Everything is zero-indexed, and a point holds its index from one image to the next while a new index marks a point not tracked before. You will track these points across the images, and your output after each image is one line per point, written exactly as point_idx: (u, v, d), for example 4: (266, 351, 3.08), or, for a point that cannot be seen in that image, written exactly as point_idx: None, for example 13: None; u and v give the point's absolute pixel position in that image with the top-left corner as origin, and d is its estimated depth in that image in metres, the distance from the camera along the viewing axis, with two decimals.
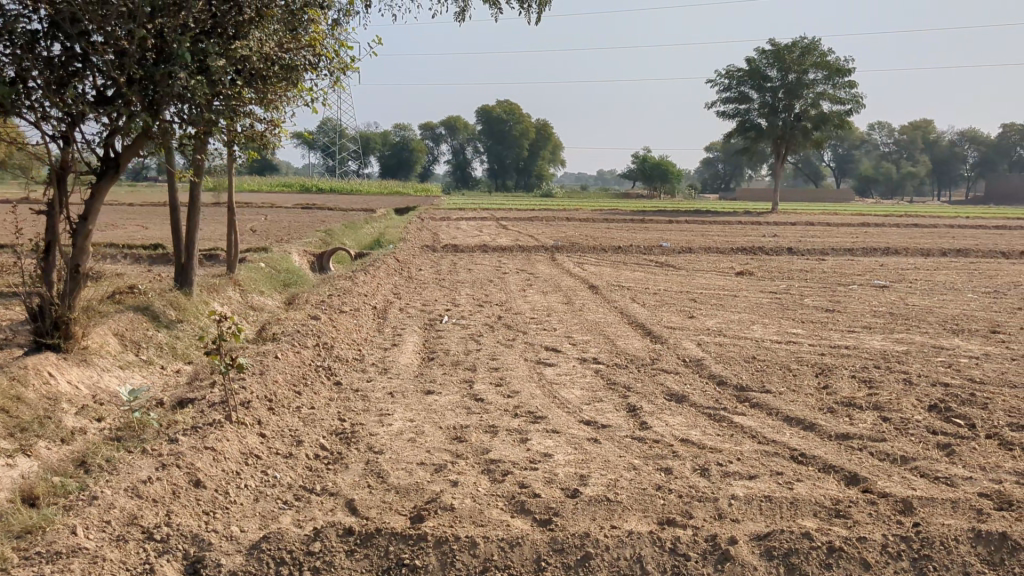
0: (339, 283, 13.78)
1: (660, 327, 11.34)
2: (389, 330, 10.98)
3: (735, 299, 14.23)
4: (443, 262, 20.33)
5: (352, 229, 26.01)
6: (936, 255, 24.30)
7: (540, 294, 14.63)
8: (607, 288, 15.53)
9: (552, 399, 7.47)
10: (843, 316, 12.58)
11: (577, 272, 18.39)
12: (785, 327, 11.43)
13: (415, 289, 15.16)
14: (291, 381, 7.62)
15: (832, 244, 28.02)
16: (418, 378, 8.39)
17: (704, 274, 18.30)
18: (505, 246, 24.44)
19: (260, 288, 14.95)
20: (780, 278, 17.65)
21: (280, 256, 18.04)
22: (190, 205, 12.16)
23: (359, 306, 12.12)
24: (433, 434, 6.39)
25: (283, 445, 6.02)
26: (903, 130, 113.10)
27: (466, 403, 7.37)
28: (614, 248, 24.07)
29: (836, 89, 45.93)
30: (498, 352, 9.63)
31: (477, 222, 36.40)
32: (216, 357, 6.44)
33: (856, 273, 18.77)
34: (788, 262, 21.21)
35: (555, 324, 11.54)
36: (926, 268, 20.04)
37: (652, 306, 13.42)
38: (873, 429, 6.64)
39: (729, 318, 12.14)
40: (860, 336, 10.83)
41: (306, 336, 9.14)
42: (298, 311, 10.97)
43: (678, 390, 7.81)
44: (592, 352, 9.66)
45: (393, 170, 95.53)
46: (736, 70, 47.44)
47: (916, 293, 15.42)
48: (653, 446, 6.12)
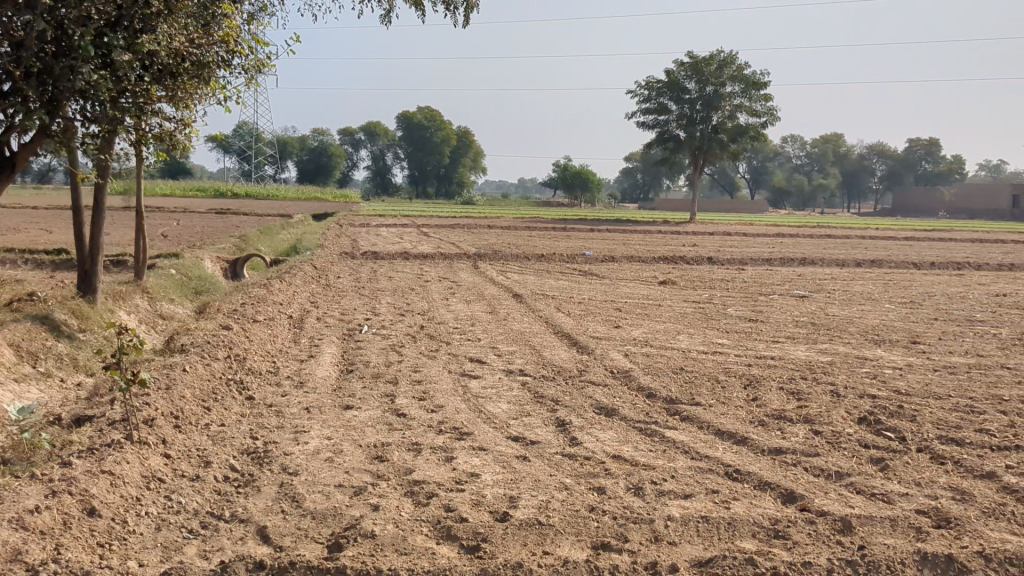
0: (254, 291, 13.26)
1: (585, 337, 11.14)
2: (306, 341, 10.53)
3: (659, 309, 14.15)
4: (363, 270, 19.86)
5: (269, 235, 25.29)
6: (850, 265, 24.80)
7: (463, 303, 14.34)
8: (531, 297, 15.31)
9: (478, 414, 7.17)
10: (766, 325, 12.59)
11: (499, 280, 18.13)
12: (710, 337, 11.35)
13: (333, 298, 14.70)
14: (199, 396, 7.14)
15: (750, 254, 28.42)
16: (336, 392, 8.00)
17: (627, 283, 18.23)
18: (426, 254, 24.05)
19: (170, 296, 14.30)
20: (702, 287, 17.70)
21: (192, 262, 17.36)
22: (95, 207, 11.51)
23: (275, 316, 11.63)
24: (352, 453, 6.02)
25: (188, 467, 5.57)
26: (814, 144, 116.19)
27: (387, 419, 7.01)
28: (536, 256, 23.91)
29: (752, 102, 46.79)
30: (420, 364, 9.30)
31: (397, 228, 35.92)
32: (117, 372, 5.95)
33: (775, 282, 18.95)
34: (708, 271, 21.34)
35: (478, 334, 11.25)
36: (842, 278, 20.36)
37: (576, 315, 13.24)
38: (805, 442, 6.52)
39: (654, 328, 12.03)
40: (784, 347, 10.81)
41: (216, 348, 8.65)
42: (210, 321, 10.44)
43: (607, 403, 7.59)
44: (517, 363, 9.39)
45: (311, 176, 94.06)
46: (656, 82, 47.85)
47: (835, 303, 15.60)
48: (584, 463, 5.87)
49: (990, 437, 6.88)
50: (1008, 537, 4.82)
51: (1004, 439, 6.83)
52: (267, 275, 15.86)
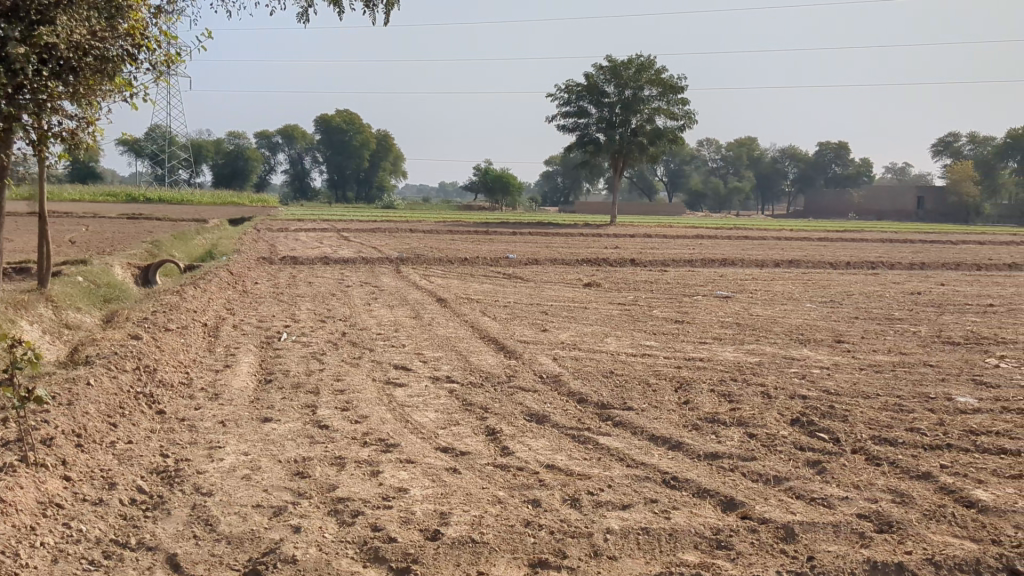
0: (166, 298, 12.69)
1: (513, 341, 10.91)
2: (222, 350, 10.06)
3: (585, 311, 14.02)
4: (281, 275, 19.29)
5: (183, 240, 24.46)
6: (769, 265, 25.16)
7: (386, 308, 13.98)
8: (456, 301, 15.03)
9: (404, 424, 6.86)
10: (693, 326, 12.55)
11: (422, 284, 17.80)
12: (638, 339, 11.23)
13: (251, 304, 14.18)
14: (103, 411, 6.67)
15: (672, 256, 28.60)
16: (253, 403, 7.59)
17: (552, 286, 18.09)
18: (346, 258, 23.54)
19: (76, 305, 13.60)
20: (627, 289, 17.64)
21: (100, 269, 16.60)
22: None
23: (188, 324, 11.10)
24: (271, 470, 5.65)
25: (91, 491, 5.14)
26: (729, 147, 118.47)
27: (308, 432, 6.65)
28: (459, 260, 23.62)
29: (670, 105, 47.31)
30: (343, 372, 8.94)
31: (316, 233, 35.23)
32: (10, 390, 5.49)
33: (698, 283, 19.03)
34: (632, 273, 21.38)
35: (403, 340, 10.92)
36: (763, 278, 20.59)
37: (503, 319, 13.02)
38: (741, 446, 6.39)
39: (581, 331, 11.86)
40: (712, 348, 10.74)
41: (124, 359, 8.15)
42: (118, 330, 9.90)
43: (537, 409, 7.36)
44: (444, 370, 9.10)
45: (227, 180, 92.06)
46: (575, 85, 47.99)
47: (758, 303, 15.70)
48: (517, 474, 5.62)
49: (921, 436, 6.86)
50: (950, 540, 4.73)
51: (935, 438, 6.81)
52: (181, 282, 15.24)
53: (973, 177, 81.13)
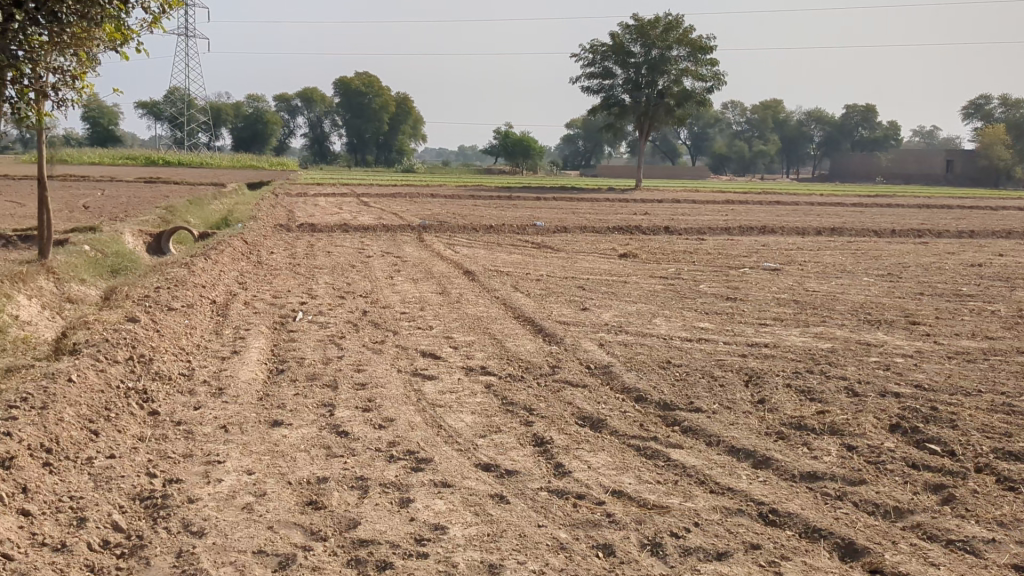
0: (171, 272, 11.67)
1: (552, 323, 9.85)
2: (231, 333, 9.04)
3: (627, 286, 12.91)
4: (298, 244, 18.25)
5: (199, 206, 23.46)
6: (812, 234, 23.88)
7: (411, 282, 12.92)
8: (484, 274, 13.96)
9: (437, 432, 5.83)
10: (748, 305, 11.41)
11: (448, 254, 16.71)
12: (691, 321, 10.13)
13: (265, 278, 13.15)
14: (83, 416, 5.69)
15: (705, 222, 27.28)
16: (261, 401, 6.56)
17: (586, 256, 16.97)
18: (367, 225, 22.48)
19: (79, 278, 12.62)
20: (665, 260, 16.48)
21: (109, 237, 15.63)
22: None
23: (195, 302, 10.10)
24: (280, 497, 4.63)
25: (53, 531, 4.14)
26: (755, 110, 116.20)
27: (325, 442, 5.62)
28: (484, 227, 22.47)
29: (698, 67, 45.65)
30: (365, 360, 7.92)
31: (336, 198, 34.20)
32: None
33: (741, 254, 17.84)
34: (669, 242, 20.17)
35: (429, 320, 9.88)
36: (810, 249, 19.34)
37: (538, 295, 11.93)
38: (843, 465, 5.31)
39: (625, 310, 10.76)
40: (775, 331, 9.61)
41: (115, 348, 7.14)
42: (114, 311, 8.90)
43: (590, 411, 6.31)
44: (478, 358, 8.04)
45: (247, 143, 91.12)
46: (601, 45, 46.47)
47: (811, 277, 14.51)
48: (580, 505, 4.57)
49: None
50: None
51: None
52: (193, 251, 14.26)
53: (1006, 140, 78.09)
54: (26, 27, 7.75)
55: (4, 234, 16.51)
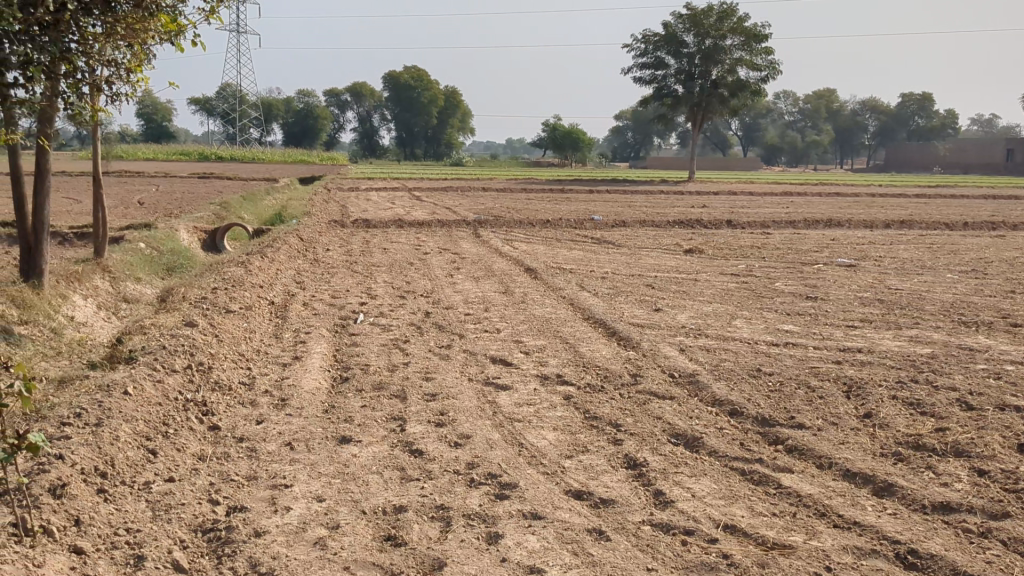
0: (227, 271, 11.36)
1: (625, 325, 9.32)
2: (291, 336, 8.67)
3: (697, 285, 12.31)
4: (354, 241, 17.92)
5: (252, 201, 23.28)
6: (880, 226, 22.94)
7: (472, 281, 12.47)
8: (547, 272, 13.45)
9: (519, 452, 5.34)
10: (831, 306, 10.77)
11: (506, 250, 16.24)
12: (773, 324, 9.54)
13: (322, 276, 12.79)
14: (140, 433, 5.31)
15: (766, 216, 26.46)
16: (327, 413, 6.13)
17: (649, 252, 16.39)
18: (422, 220, 22.11)
19: (135, 277, 12.39)
20: (733, 256, 15.84)
21: (164, 234, 15.44)
22: (11, 172, 9.72)
23: (253, 303, 9.76)
24: (354, 531, 4.17)
25: (109, 572, 3.74)
26: (808, 100, 114.05)
27: (399, 462, 5.16)
28: (540, 222, 21.96)
29: (754, 56, 44.55)
30: (433, 367, 7.48)
31: (388, 192, 33.89)
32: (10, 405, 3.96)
33: (811, 249, 17.12)
34: (733, 236, 19.47)
35: (496, 322, 9.41)
36: (883, 243, 18.51)
37: (606, 294, 11.40)
38: (981, 494, 4.71)
39: (701, 311, 10.20)
40: (866, 335, 8.98)
41: (173, 356, 6.78)
42: (171, 314, 8.57)
43: (684, 428, 5.78)
44: (552, 365, 7.54)
45: (298, 138, 91.61)
46: (653, 35, 45.61)
47: (890, 274, 13.77)
48: (691, 544, 4.07)
49: None
50: None
51: None
52: (248, 249, 13.98)
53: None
54: (76, 16, 7.41)
55: (61, 231, 16.42)
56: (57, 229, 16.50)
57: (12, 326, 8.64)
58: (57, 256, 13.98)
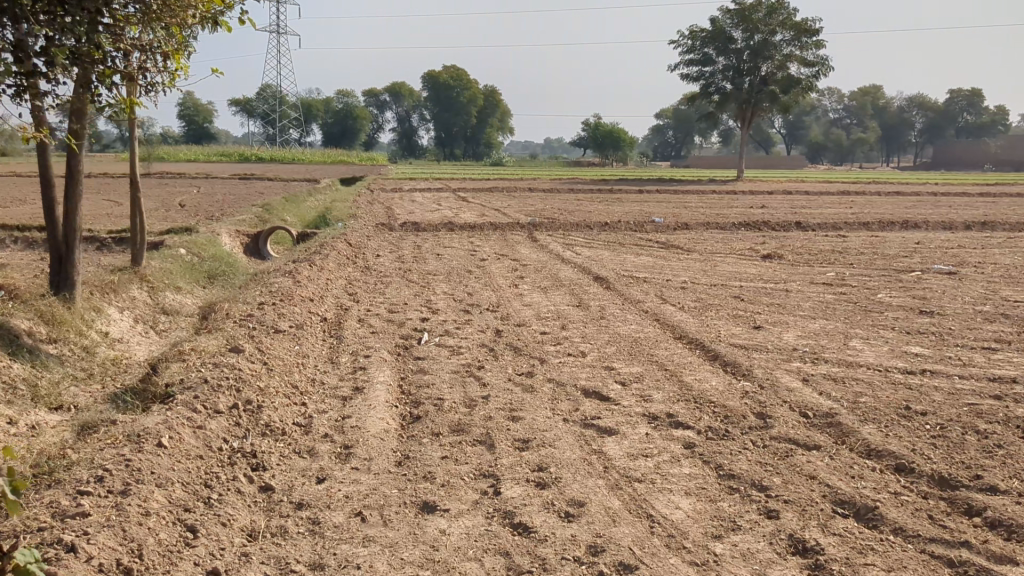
0: (274, 281, 10.35)
1: (727, 347, 8.12)
2: (348, 361, 7.61)
3: (790, 297, 11.07)
4: (404, 245, 16.90)
5: (294, 203, 22.37)
6: (960, 228, 21.51)
7: (540, 292, 11.35)
8: (619, 281, 12.31)
9: (651, 529, 4.20)
10: (953, 322, 9.48)
11: (569, 256, 15.10)
12: (897, 345, 8.29)
13: (376, 286, 11.77)
14: (176, 503, 4.28)
15: (831, 217, 25.06)
16: (402, 468, 5.02)
17: (724, 258, 15.14)
18: (473, 223, 21.02)
19: (174, 286, 11.45)
20: (816, 262, 14.55)
21: (206, 238, 14.49)
22: (40, 175, 8.70)
23: (304, 322, 8.73)
24: None
25: None
26: (854, 97, 111.54)
27: (501, 544, 4.05)
28: (598, 225, 20.77)
29: (804, 50, 42.92)
30: (520, 403, 6.34)
31: (433, 194, 32.87)
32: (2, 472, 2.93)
33: (899, 254, 15.75)
34: (808, 240, 18.14)
35: (579, 343, 8.27)
36: (973, 248, 17.08)
37: (693, 308, 10.20)
38: None
39: (809, 330, 8.96)
40: (1015, 359, 7.68)
41: (216, 394, 5.74)
42: (213, 336, 7.55)
43: (851, 494, 4.60)
44: (658, 399, 6.39)
45: (337, 139, 91.20)
46: (699, 31, 44.11)
47: (999, 283, 12.40)
48: None
49: None
50: None
51: None
52: (294, 256, 12.99)
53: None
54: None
55: (98, 236, 15.56)
56: (93, 234, 15.66)
57: (40, 344, 7.69)
58: (95, 263, 13.12)
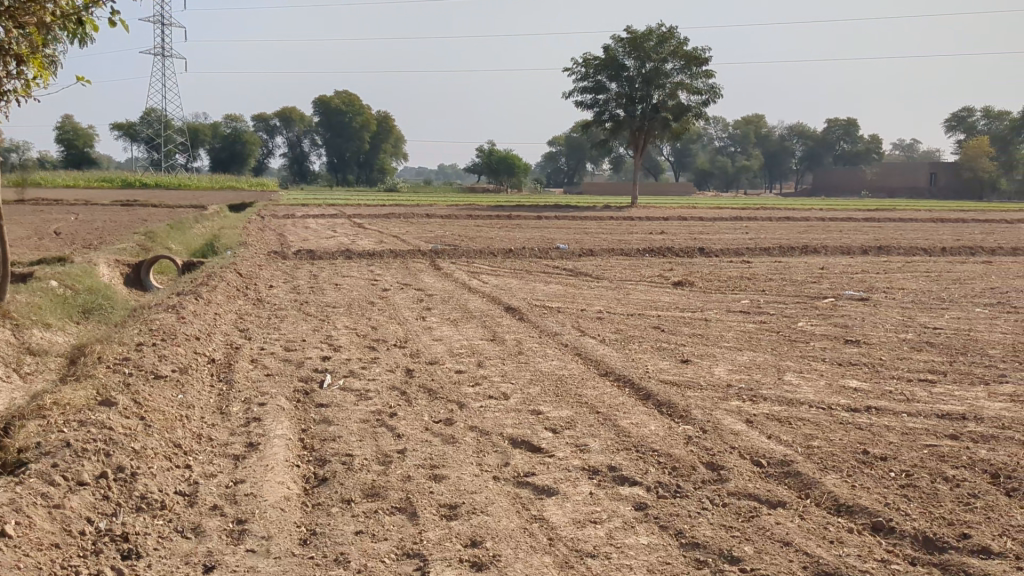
0: (156, 317, 9.31)
1: (658, 385, 7.53)
2: (240, 411, 6.69)
3: (712, 327, 10.61)
4: (300, 275, 15.91)
5: (181, 230, 21.07)
6: (858, 253, 21.69)
7: (449, 324, 10.61)
8: (532, 311, 11.65)
9: None
10: (883, 352, 9.13)
11: (475, 285, 14.40)
12: (833, 379, 7.85)
13: (270, 321, 10.81)
14: None
15: (732, 243, 25.08)
16: (308, 550, 4.19)
17: (635, 285, 14.71)
18: (371, 250, 20.16)
19: (43, 323, 10.25)
20: (728, 289, 14.22)
21: (82, 269, 13.25)
22: None
23: (189, 364, 7.76)
24: None
25: None
26: (739, 125, 114.81)
27: None
28: (501, 251, 20.14)
29: (694, 79, 43.49)
30: (443, 458, 5.54)
31: (328, 221, 31.77)
32: None
33: (808, 280, 15.61)
34: (715, 267, 17.91)
35: (499, 384, 7.56)
36: (876, 273, 17.10)
37: (616, 341, 9.60)
38: None
39: (739, 364, 8.45)
40: (957, 393, 7.31)
41: (81, 462, 4.80)
42: (80, 384, 6.55)
43: (835, 564, 4.01)
44: (597, 449, 5.72)
45: (225, 164, 88.54)
46: (593, 59, 44.18)
47: (914, 309, 12.27)
48: None
49: None
50: None
51: None
52: (181, 287, 11.92)
53: (990, 152, 75.59)
54: None
55: None
56: None
57: None
58: None
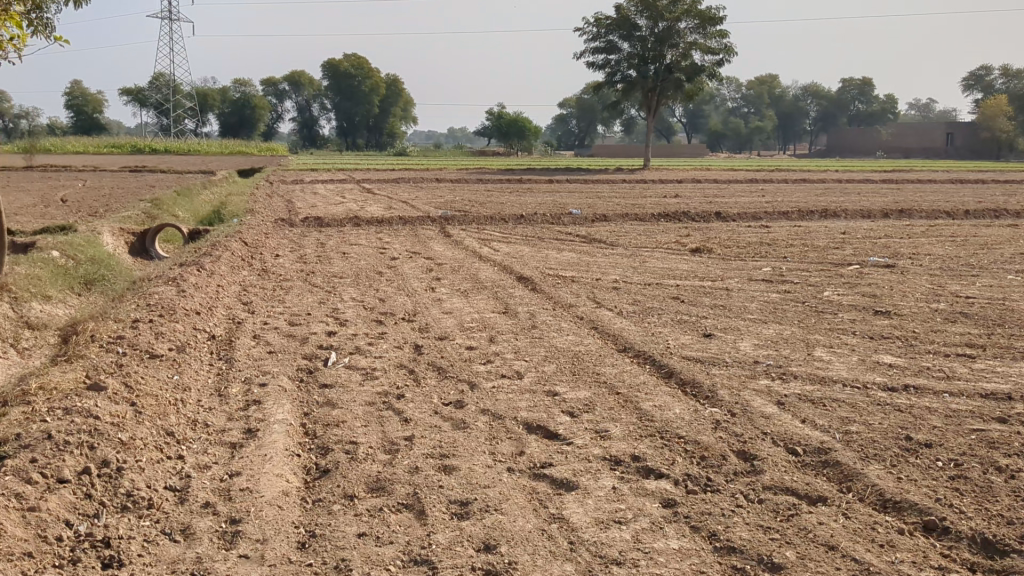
0: (155, 290, 8.93)
1: (680, 362, 7.12)
2: (240, 393, 6.32)
3: (735, 297, 10.17)
4: (308, 243, 15.52)
5: (188, 197, 20.68)
6: (879, 217, 21.11)
7: (459, 295, 10.20)
8: (546, 281, 11.23)
9: None
10: (916, 324, 8.68)
11: (486, 253, 13.98)
12: (867, 355, 7.42)
13: (275, 293, 10.43)
14: None
15: (748, 206, 24.54)
16: (306, 556, 3.82)
17: (651, 252, 14.26)
18: (380, 216, 19.74)
19: (41, 295, 9.89)
20: (747, 256, 13.75)
21: (84, 238, 12.88)
22: None
23: (187, 342, 7.38)
24: None
25: None
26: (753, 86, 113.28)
27: None
28: (513, 217, 19.69)
29: (708, 38, 42.56)
30: (454, 447, 5.16)
31: (337, 186, 31.34)
32: None
33: (829, 245, 15.12)
34: (733, 232, 17.42)
35: (513, 361, 7.15)
36: (899, 237, 16.57)
37: (635, 313, 9.17)
38: None
39: (765, 338, 8.02)
40: (1000, 369, 6.88)
41: (63, 456, 4.44)
42: (70, 366, 6.19)
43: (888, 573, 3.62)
44: (619, 436, 5.32)
45: (234, 129, 88.01)
46: (604, 18, 43.26)
47: (943, 277, 11.79)
48: None
49: None
50: None
51: None
52: (184, 257, 11.54)
53: (1008, 112, 74.24)
54: None
55: None
56: None
57: None
58: None
